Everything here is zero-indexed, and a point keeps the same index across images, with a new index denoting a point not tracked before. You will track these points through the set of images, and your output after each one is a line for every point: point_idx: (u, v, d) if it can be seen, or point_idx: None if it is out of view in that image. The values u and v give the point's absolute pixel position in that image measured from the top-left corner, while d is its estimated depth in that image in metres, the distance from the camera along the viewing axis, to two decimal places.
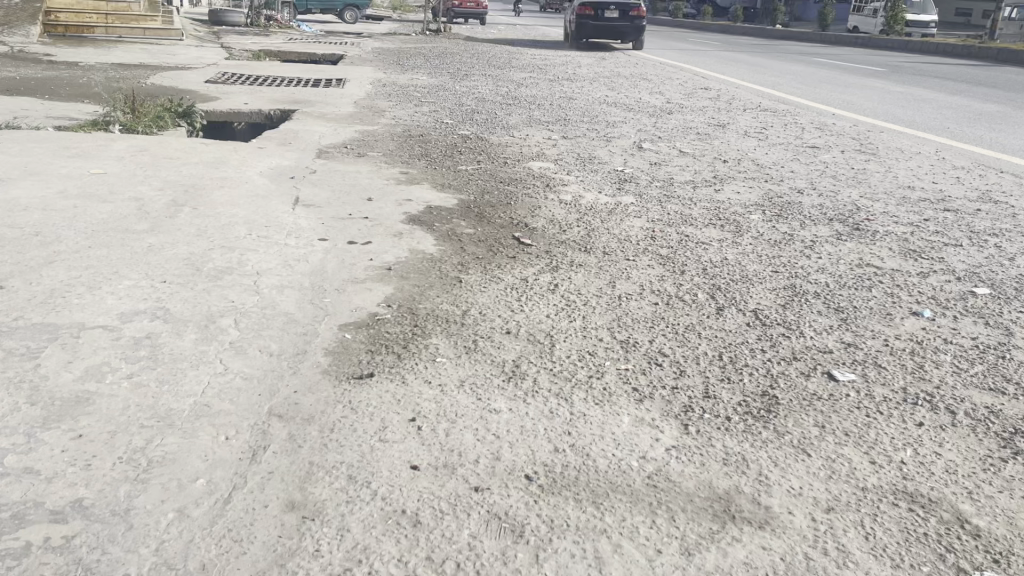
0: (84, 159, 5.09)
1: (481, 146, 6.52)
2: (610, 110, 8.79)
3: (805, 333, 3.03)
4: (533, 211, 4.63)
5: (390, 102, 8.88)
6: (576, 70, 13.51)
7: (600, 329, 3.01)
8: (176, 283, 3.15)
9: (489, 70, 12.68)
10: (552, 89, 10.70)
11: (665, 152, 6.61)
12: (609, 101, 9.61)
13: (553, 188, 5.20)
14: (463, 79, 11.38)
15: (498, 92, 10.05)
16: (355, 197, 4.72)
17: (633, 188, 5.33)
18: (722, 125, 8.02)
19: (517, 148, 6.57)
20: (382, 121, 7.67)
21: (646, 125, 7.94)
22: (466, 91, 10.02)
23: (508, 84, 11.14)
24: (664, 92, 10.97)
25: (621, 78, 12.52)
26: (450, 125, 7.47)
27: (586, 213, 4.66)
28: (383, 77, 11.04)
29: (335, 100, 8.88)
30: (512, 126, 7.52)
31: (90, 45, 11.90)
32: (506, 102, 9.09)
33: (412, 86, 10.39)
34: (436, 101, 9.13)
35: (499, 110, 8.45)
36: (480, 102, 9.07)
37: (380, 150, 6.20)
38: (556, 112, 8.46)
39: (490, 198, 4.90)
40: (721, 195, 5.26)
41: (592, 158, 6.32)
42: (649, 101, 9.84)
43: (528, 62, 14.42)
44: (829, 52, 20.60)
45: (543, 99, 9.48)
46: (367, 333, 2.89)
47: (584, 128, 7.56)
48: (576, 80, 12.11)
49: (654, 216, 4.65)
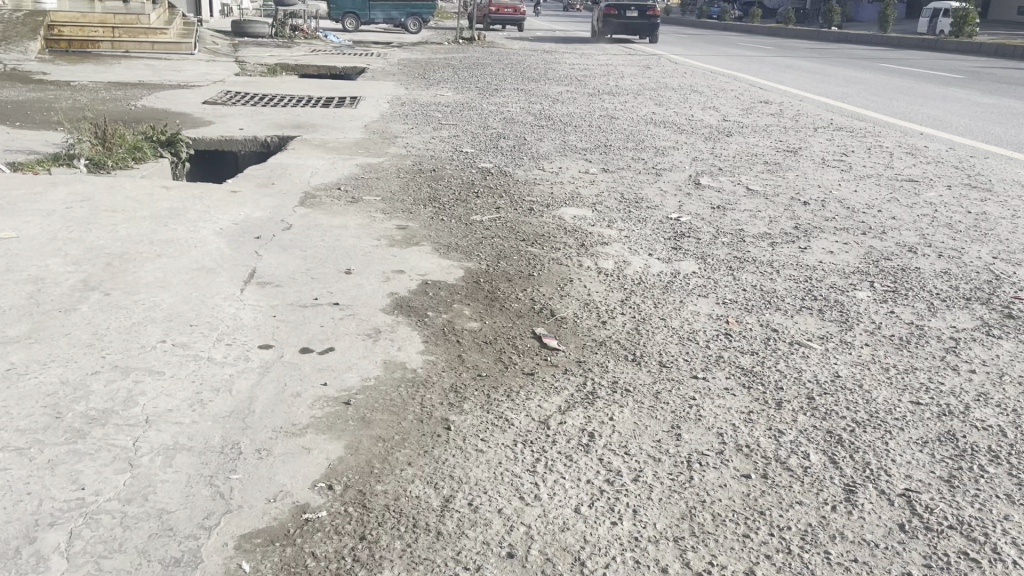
0: (4, 215, 4.11)
1: (504, 186, 5.43)
2: (658, 133, 7.63)
3: (1002, 555, 1.85)
4: (563, 289, 3.51)
5: (406, 126, 7.83)
6: (618, 83, 12.34)
7: (662, 543, 1.86)
8: (9, 451, 2.08)
9: (522, 84, 11.59)
10: (592, 106, 9.55)
11: (726, 189, 5.45)
12: (656, 121, 8.45)
13: (590, 248, 4.09)
14: (493, 96, 10.29)
15: (530, 111, 8.94)
16: (331, 268, 3.65)
17: (694, 247, 4.19)
18: (791, 152, 6.81)
19: (547, 187, 5.46)
20: (393, 150, 6.63)
21: (702, 152, 6.76)
22: (494, 111, 8.93)
23: (542, 101, 10.02)
24: (717, 108, 9.76)
25: (668, 92, 11.36)
26: (471, 156, 6.39)
27: (633, 290, 3.52)
28: (404, 95, 10.02)
29: (343, 123, 7.89)
30: (545, 156, 6.41)
31: (91, 62, 11.12)
32: (538, 124, 7.99)
33: (435, 104, 9.38)
34: (459, 122, 8.08)
35: (530, 135, 7.34)
36: (509, 124, 7.98)
37: (381, 192, 5.14)
38: (595, 136, 7.32)
39: (509, 266, 3.79)
40: (807, 257, 4.10)
41: (640, 200, 5.18)
42: (702, 121, 8.65)
43: (566, 73, 13.29)
44: (894, 56, 19.14)
45: (581, 119, 8.35)
46: (280, 559, 1.77)
47: (628, 157, 6.42)
48: (618, 93, 10.99)
49: (725, 295, 3.49)
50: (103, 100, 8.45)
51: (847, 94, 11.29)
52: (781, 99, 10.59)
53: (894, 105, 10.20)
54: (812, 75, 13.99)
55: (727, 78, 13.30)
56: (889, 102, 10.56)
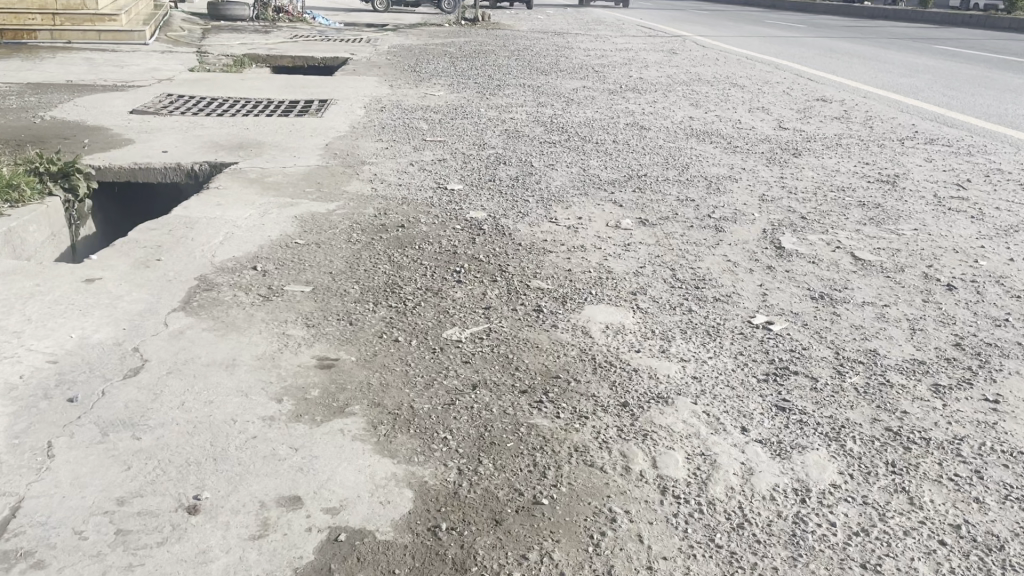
0: None
1: (500, 258, 3.74)
2: (704, 151, 5.91)
3: None
4: (599, 554, 1.82)
5: (379, 145, 6.14)
6: (642, 75, 10.56)
7: None
8: None
9: (530, 78, 9.84)
10: (614, 110, 7.83)
11: (821, 263, 3.74)
12: (698, 132, 6.71)
13: (640, 416, 2.40)
14: (493, 95, 8.57)
15: (538, 119, 7.22)
16: (168, 495, 1.98)
17: (810, 406, 2.50)
18: (888, 186, 5.08)
19: (563, 258, 3.77)
20: (353, 188, 4.95)
21: (768, 185, 5.04)
22: (494, 119, 7.22)
23: (553, 102, 8.29)
24: (766, 112, 8.01)
25: (702, 86, 9.63)
26: (457, 199, 4.70)
27: (733, 556, 1.83)
28: (387, 96, 8.31)
29: (300, 140, 6.22)
30: (558, 197, 4.72)
31: (20, 56, 9.48)
32: (548, 139, 6.30)
33: (424, 109, 7.69)
34: (450, 138, 6.40)
35: (538, 159, 5.64)
36: (513, 140, 6.28)
37: (315, 275, 3.46)
38: (622, 160, 5.61)
39: (497, 472, 2.10)
40: (1010, 431, 2.40)
41: (702, 285, 3.48)
42: (752, 131, 6.91)
43: (580, 63, 11.53)
44: (947, 36, 17.26)
45: (603, 131, 6.64)
46: None
47: (670, 198, 4.72)
48: (645, 89, 9.26)
49: (911, 572, 1.81)
50: (6, 111, 6.79)
51: (917, 88, 9.52)
52: (840, 98, 8.81)
53: (981, 104, 8.42)
54: (866, 62, 12.16)
55: (768, 66, 11.50)
56: (974, 99, 8.78)
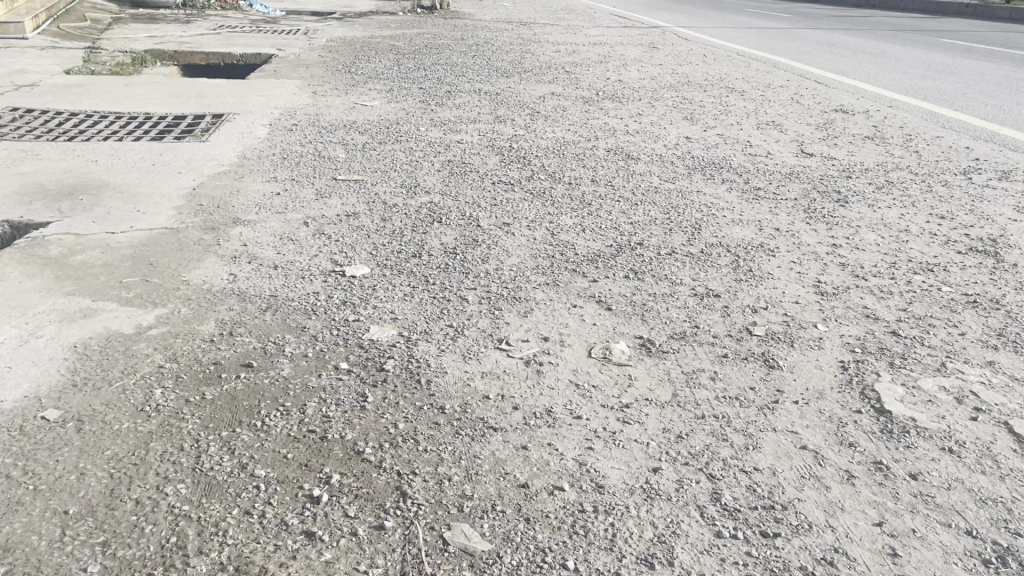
0: None
1: (400, 455, 2.09)
2: (715, 199, 4.33)
3: None
4: None
5: (271, 187, 4.47)
6: (620, 76, 8.98)
7: None
8: None
9: (487, 81, 8.21)
10: (589, 129, 6.23)
11: (963, 453, 2.16)
12: (700, 164, 5.14)
13: None
14: (440, 106, 6.92)
15: (493, 143, 5.61)
16: None
17: None
18: (992, 260, 3.54)
19: (514, 448, 2.14)
20: (203, 273, 3.27)
21: (819, 264, 3.47)
22: (436, 143, 5.58)
23: (514, 115, 6.67)
24: (778, 130, 6.46)
25: (693, 91, 8.07)
26: (356, 296, 3.06)
27: None
28: (303, 108, 6.59)
29: (160, 182, 4.51)
30: (513, 294, 3.10)
31: None
32: (504, 179, 4.69)
33: (350, 127, 6.02)
34: (371, 174, 4.76)
35: (488, 216, 4.02)
36: (457, 180, 4.65)
37: (26, 529, 1.79)
38: (604, 218, 4.01)
39: None
40: None
41: (770, 521, 1.88)
42: (768, 160, 5.36)
43: (548, 61, 9.91)
44: (949, 27, 15.81)
45: (577, 164, 5.04)
46: None
47: (683, 295, 3.11)
48: (627, 96, 7.68)
49: None
50: None
51: (949, 95, 8.01)
52: (860, 109, 7.29)
53: None
54: (876, 58, 10.64)
55: (764, 65, 9.98)
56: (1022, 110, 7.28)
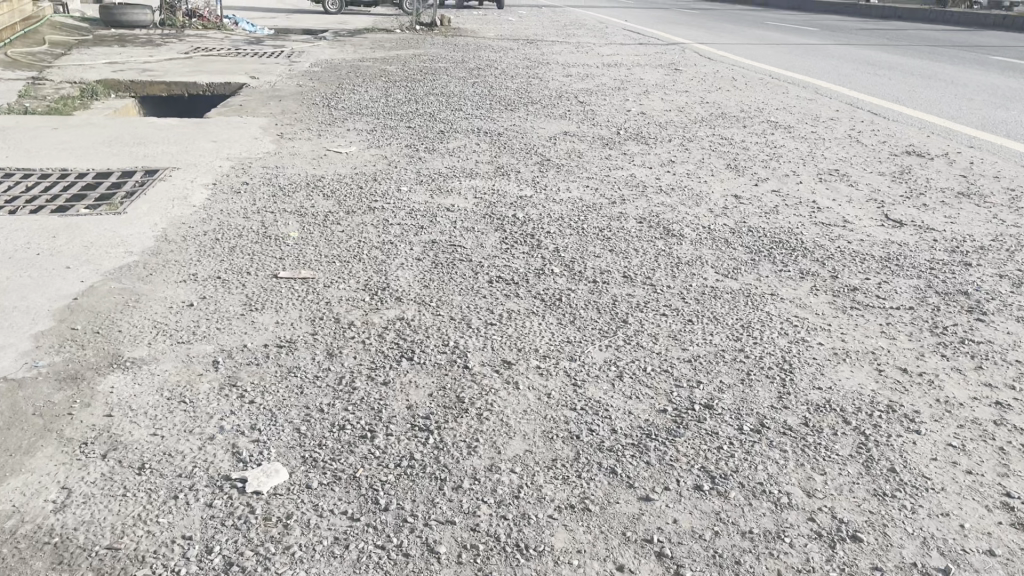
0: None
1: None
2: (800, 312, 3.11)
3: None
4: None
5: (184, 293, 3.27)
6: (643, 107, 7.81)
7: None
8: None
9: (488, 117, 7.03)
10: (613, 185, 5.03)
11: None
12: (763, 244, 3.93)
13: None
14: (431, 153, 5.74)
15: (494, 210, 4.41)
16: None
17: None
18: None
19: None
20: (20, 486, 2.06)
21: (993, 451, 2.24)
22: (420, 210, 4.38)
23: (520, 165, 5.49)
24: (845, 182, 5.25)
25: (731, 127, 6.89)
26: (253, 547, 1.83)
27: None
28: (261, 160, 5.40)
29: (32, 283, 3.32)
30: (517, 537, 1.87)
31: None
32: (507, 274, 3.48)
33: (316, 186, 4.85)
34: (329, 265, 3.57)
35: (481, 349, 2.80)
36: (442, 276, 3.45)
37: None
38: (649, 349, 2.78)
39: None
40: None
41: None
42: (849, 234, 4.15)
43: (559, 88, 8.73)
44: (993, 41, 14.60)
45: (601, 246, 3.82)
46: None
47: (798, 535, 1.88)
48: (655, 135, 6.50)
49: None
50: None
51: None
52: (937, 152, 6.07)
53: None
54: (932, 83, 9.42)
55: (804, 92, 8.78)
56: None
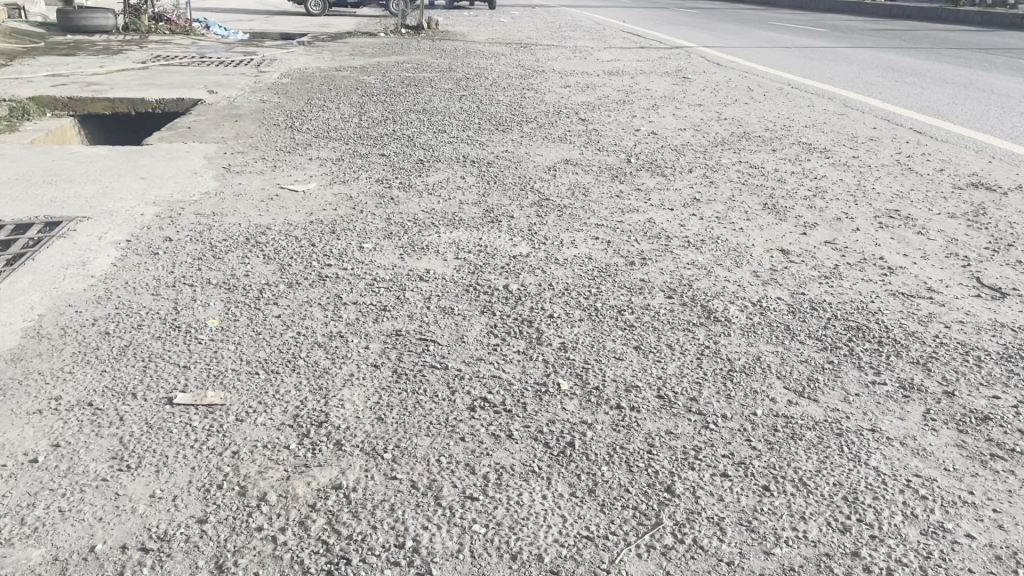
0: None
1: None
2: (922, 470, 2.14)
3: None
4: None
5: (32, 437, 2.28)
6: (653, 125, 6.86)
7: None
8: None
9: (476, 140, 6.07)
10: (629, 238, 4.07)
11: None
12: (838, 333, 2.97)
13: None
14: (407, 194, 4.77)
15: (481, 279, 3.44)
16: None
17: None
18: None
19: None
20: None
21: None
22: (385, 281, 3.41)
23: (514, 209, 4.54)
24: (912, 228, 4.30)
25: (758, 152, 5.93)
26: None
27: None
28: (196, 204, 4.43)
29: None
30: None
31: None
32: (495, 393, 2.50)
33: (258, 242, 3.87)
34: (250, 377, 2.59)
35: (455, 555, 1.81)
36: (406, 397, 2.48)
37: None
38: (712, 555, 1.82)
39: None
40: None
41: None
42: (943, 314, 3.19)
43: (556, 103, 7.77)
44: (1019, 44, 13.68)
45: (622, 342, 2.85)
46: None
47: None
48: (670, 162, 5.55)
49: None
50: None
51: None
52: (1008, 184, 5.12)
53: None
54: (973, 93, 8.48)
55: (830, 105, 7.83)
56: None
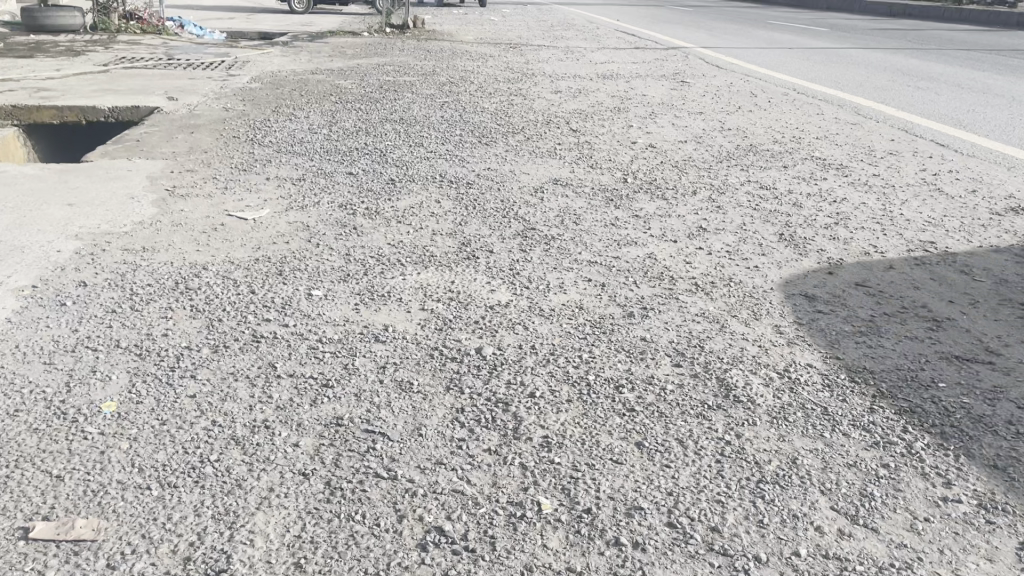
0: None
1: None
2: None
3: None
4: None
5: None
6: (651, 137, 6.28)
7: None
8: None
9: (456, 156, 5.48)
10: (626, 281, 3.49)
11: None
12: (888, 418, 2.39)
13: None
14: (373, 223, 4.19)
15: (448, 340, 2.86)
16: None
17: None
18: None
19: None
20: None
21: None
22: (332, 343, 2.81)
23: (494, 241, 3.96)
24: (952, 266, 3.73)
25: (768, 169, 5.37)
26: None
27: None
28: (124, 237, 3.83)
29: None
30: None
31: None
32: (455, 520, 1.91)
33: (188, 288, 3.28)
34: (139, 494, 2.00)
35: None
36: (338, 528, 1.88)
37: None
38: None
39: None
40: None
41: None
42: (1012, 389, 2.62)
43: (545, 111, 7.18)
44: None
45: (620, 434, 2.26)
46: None
47: None
48: (672, 182, 4.97)
49: None
50: None
51: None
52: None
53: None
54: (992, 100, 7.92)
55: (841, 113, 7.26)
56: None
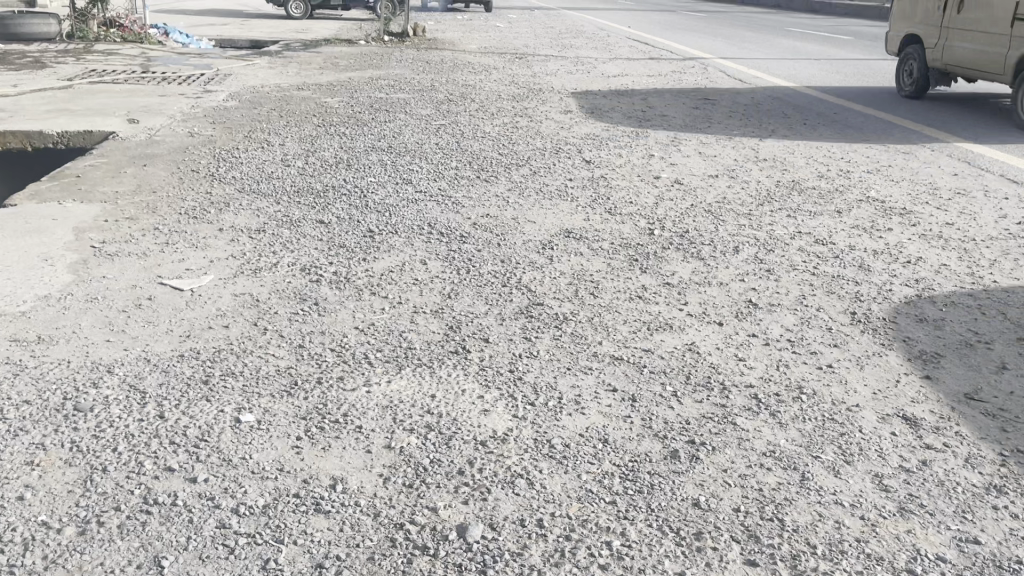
0: None
1: None
2: None
3: None
4: None
5: None
6: (676, 171, 5.44)
7: None
8: None
9: (450, 197, 4.65)
10: (663, 392, 2.64)
11: None
12: None
13: None
14: (339, 295, 3.35)
15: (419, 509, 2.01)
16: None
17: None
18: None
19: None
20: None
21: None
22: (252, 517, 1.97)
23: (491, 324, 3.12)
24: None
25: (819, 215, 4.52)
26: None
27: None
28: (18, 321, 3.00)
29: None
30: None
31: None
32: None
33: (77, 408, 2.45)
34: None
35: None
36: None
37: None
38: None
39: None
40: None
41: None
42: None
43: (554, 136, 6.35)
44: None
45: None
46: None
47: None
48: (708, 234, 4.14)
49: None
50: None
51: None
52: None
53: None
54: None
55: (889, 140, 6.40)
56: None
